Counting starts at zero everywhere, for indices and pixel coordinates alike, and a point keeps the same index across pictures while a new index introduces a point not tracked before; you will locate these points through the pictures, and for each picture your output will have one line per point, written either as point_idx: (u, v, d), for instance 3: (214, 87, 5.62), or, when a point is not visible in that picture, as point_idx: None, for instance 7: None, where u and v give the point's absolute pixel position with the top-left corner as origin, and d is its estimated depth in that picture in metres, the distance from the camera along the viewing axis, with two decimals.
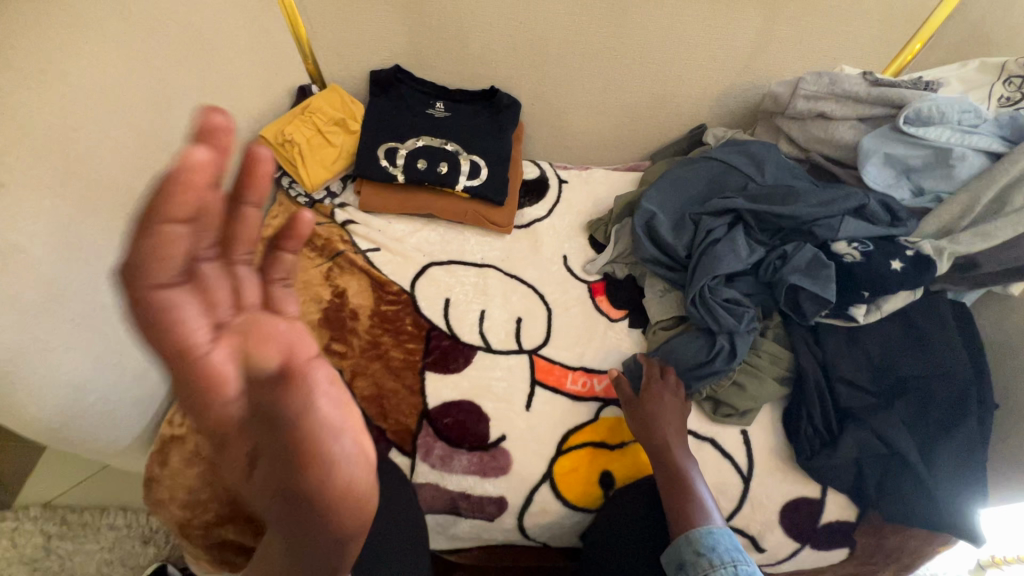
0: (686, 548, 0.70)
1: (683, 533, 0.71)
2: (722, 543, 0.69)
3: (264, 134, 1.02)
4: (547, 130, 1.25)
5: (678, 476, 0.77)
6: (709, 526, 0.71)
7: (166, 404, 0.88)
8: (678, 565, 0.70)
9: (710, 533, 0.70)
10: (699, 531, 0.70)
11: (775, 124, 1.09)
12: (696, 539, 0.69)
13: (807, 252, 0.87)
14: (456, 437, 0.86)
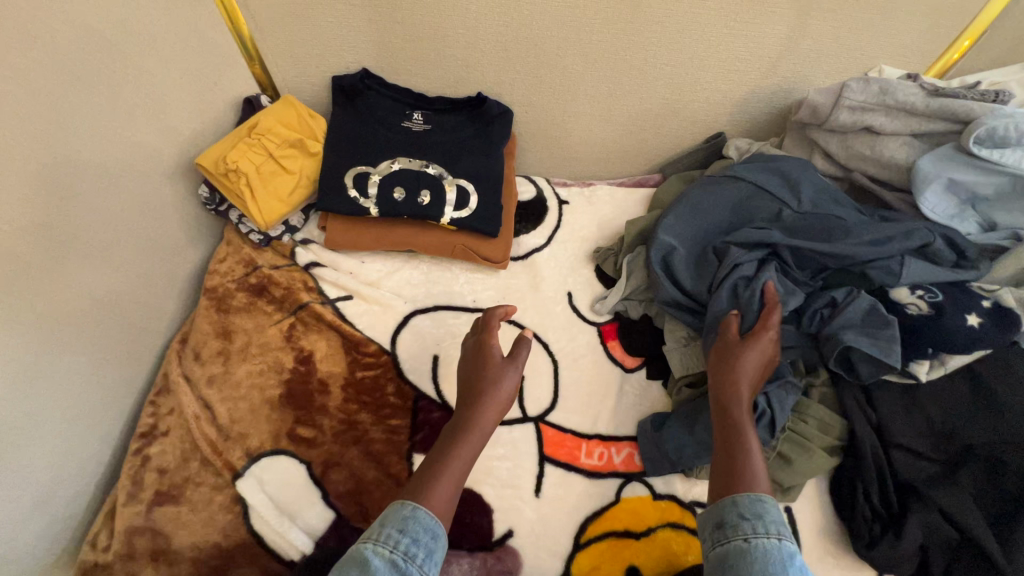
0: (730, 510, 0.56)
1: (729, 496, 0.57)
2: (775, 515, 0.55)
3: (200, 161, 0.83)
4: (543, 142, 1.08)
5: (738, 374, 0.68)
6: (760, 494, 0.56)
7: (90, 513, 0.71)
8: (716, 523, 0.56)
9: (761, 500, 0.56)
10: (753, 494, 0.57)
11: (808, 136, 0.94)
12: (743, 502, 0.56)
13: (863, 303, 0.74)
14: (453, 537, 0.72)
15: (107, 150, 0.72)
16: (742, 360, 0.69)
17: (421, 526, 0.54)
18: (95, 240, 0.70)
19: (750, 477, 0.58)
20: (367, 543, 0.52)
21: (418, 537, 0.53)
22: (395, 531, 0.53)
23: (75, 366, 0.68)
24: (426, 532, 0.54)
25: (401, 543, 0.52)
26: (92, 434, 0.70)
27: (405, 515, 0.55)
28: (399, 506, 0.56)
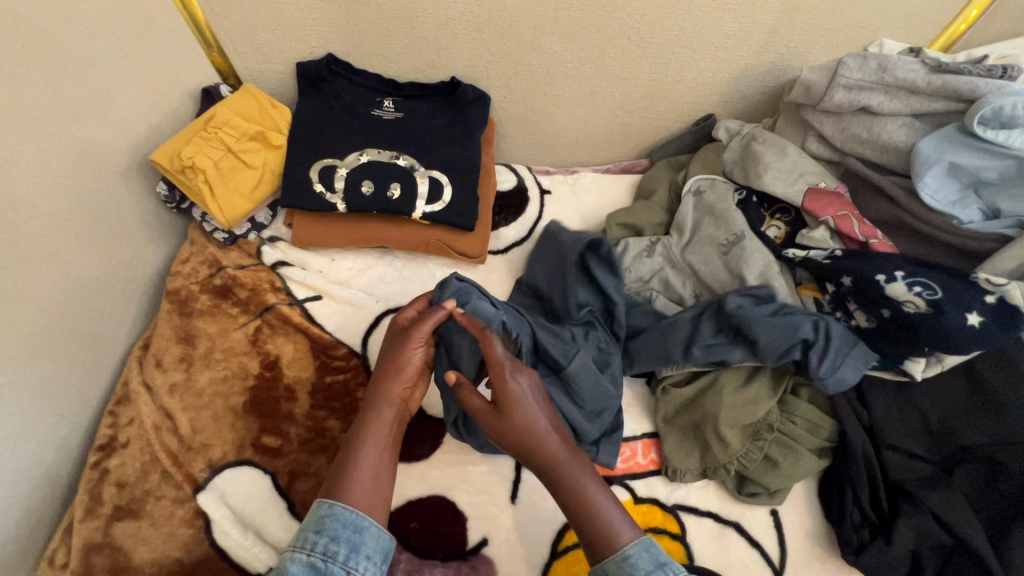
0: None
1: (597, 566, 0.56)
2: (643, 563, 0.54)
3: (154, 157, 0.79)
4: (523, 128, 1.03)
5: (535, 435, 0.59)
6: (625, 551, 0.55)
7: (51, 527, 0.69)
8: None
9: (626, 560, 0.54)
10: (615, 558, 0.55)
11: (802, 118, 0.89)
12: (613, 570, 0.54)
13: (837, 330, 0.73)
14: (425, 546, 0.69)
15: (50, 149, 0.68)
16: (504, 424, 0.59)
17: (340, 523, 0.54)
18: (40, 245, 0.67)
19: (611, 540, 0.56)
20: (290, 551, 0.53)
21: (336, 533, 0.54)
22: (315, 533, 0.54)
23: (26, 379, 0.65)
24: (346, 527, 0.54)
25: (320, 544, 0.53)
26: (48, 448, 0.68)
27: (321, 515, 0.55)
28: (319, 504, 0.56)
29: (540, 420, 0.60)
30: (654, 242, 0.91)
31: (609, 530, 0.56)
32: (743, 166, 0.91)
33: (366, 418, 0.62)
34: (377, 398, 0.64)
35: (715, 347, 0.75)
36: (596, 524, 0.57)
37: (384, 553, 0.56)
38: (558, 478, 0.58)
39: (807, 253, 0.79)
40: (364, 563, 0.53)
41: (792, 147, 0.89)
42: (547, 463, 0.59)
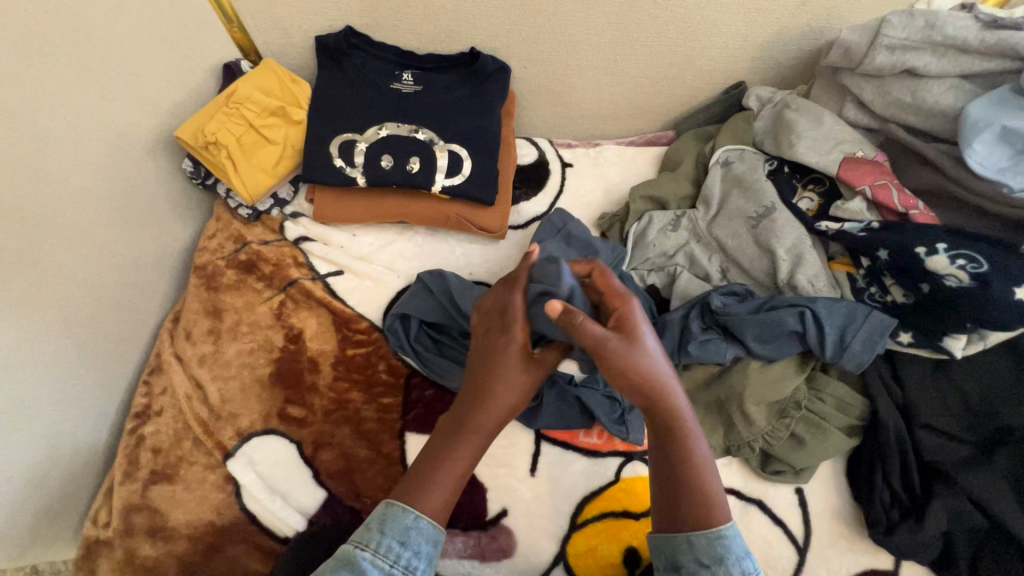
0: (686, 552, 0.52)
1: (685, 535, 0.52)
2: (724, 553, 0.51)
3: (180, 134, 0.80)
4: (545, 100, 1.00)
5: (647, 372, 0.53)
6: (720, 529, 0.51)
7: (93, 488, 0.73)
8: (671, 566, 0.52)
9: (721, 539, 0.51)
10: (709, 534, 0.51)
11: (841, 83, 0.84)
12: (703, 545, 0.51)
13: (865, 312, 0.71)
14: (446, 516, 0.71)
15: (79, 126, 0.69)
16: (613, 348, 0.53)
17: (422, 538, 0.51)
18: (74, 220, 0.69)
19: (710, 502, 0.52)
20: (370, 556, 0.49)
21: (419, 548, 0.50)
22: (397, 544, 0.50)
23: (63, 348, 0.68)
24: (427, 542, 0.51)
25: (402, 558, 0.49)
26: (87, 414, 0.71)
27: (406, 527, 0.50)
28: (400, 510, 0.51)
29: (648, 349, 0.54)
30: (679, 216, 0.88)
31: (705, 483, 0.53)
32: (775, 135, 0.88)
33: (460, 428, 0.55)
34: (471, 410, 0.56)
35: (707, 344, 0.74)
36: (688, 478, 0.53)
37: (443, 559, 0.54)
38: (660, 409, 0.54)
39: (842, 226, 0.76)
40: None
41: (828, 114, 0.84)
42: (659, 397, 0.54)
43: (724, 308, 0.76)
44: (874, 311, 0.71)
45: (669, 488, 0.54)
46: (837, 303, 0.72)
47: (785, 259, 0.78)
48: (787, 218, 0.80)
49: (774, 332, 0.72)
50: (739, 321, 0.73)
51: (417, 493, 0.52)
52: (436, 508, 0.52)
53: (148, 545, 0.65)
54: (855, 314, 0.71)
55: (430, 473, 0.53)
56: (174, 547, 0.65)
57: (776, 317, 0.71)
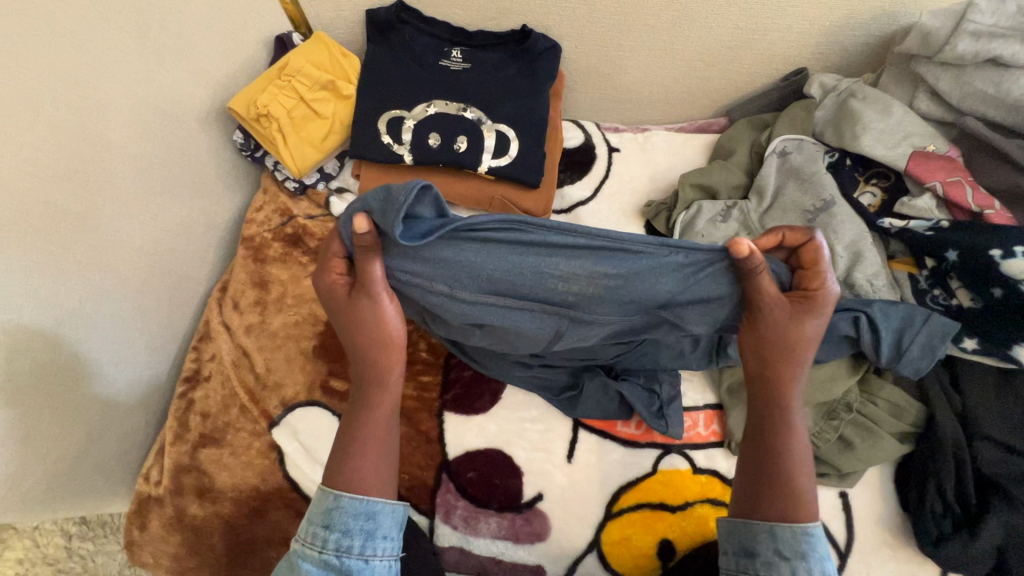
0: (765, 542, 0.53)
1: (766, 525, 0.53)
2: (803, 548, 0.51)
3: (232, 105, 0.81)
4: (594, 81, 0.98)
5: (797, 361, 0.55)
6: (809, 526, 0.52)
7: (145, 447, 0.76)
8: (745, 551, 0.54)
9: (804, 534, 0.52)
10: (795, 528, 0.52)
11: (914, 72, 0.79)
12: (784, 538, 0.52)
13: (926, 319, 0.68)
14: (482, 496, 0.71)
15: (139, 95, 0.71)
16: (789, 324, 0.54)
17: (349, 515, 0.53)
18: (131, 187, 0.71)
19: (800, 499, 0.53)
20: (301, 545, 0.53)
21: (348, 525, 0.53)
22: (323, 526, 0.53)
23: (122, 311, 0.70)
24: (357, 517, 0.53)
25: (333, 539, 0.52)
26: (142, 376, 0.74)
27: (328, 509, 0.53)
28: (322, 495, 0.54)
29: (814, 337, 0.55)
30: (730, 207, 0.85)
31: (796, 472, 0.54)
32: (836, 126, 0.84)
33: (368, 393, 0.59)
34: (374, 371, 0.59)
35: None
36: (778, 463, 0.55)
37: (399, 525, 0.56)
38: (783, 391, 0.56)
39: (907, 224, 0.73)
40: (383, 544, 0.54)
41: (898, 105, 0.79)
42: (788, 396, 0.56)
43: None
44: (934, 314, 0.68)
45: (763, 477, 0.55)
46: (893, 305, 0.69)
47: (842, 256, 0.75)
48: (848, 214, 0.77)
49: (820, 333, 0.70)
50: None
51: (340, 469, 0.55)
52: (360, 483, 0.55)
53: (198, 505, 0.68)
54: (913, 318, 0.68)
55: (353, 438, 0.57)
56: (221, 508, 0.68)
57: (824, 321, 0.69)
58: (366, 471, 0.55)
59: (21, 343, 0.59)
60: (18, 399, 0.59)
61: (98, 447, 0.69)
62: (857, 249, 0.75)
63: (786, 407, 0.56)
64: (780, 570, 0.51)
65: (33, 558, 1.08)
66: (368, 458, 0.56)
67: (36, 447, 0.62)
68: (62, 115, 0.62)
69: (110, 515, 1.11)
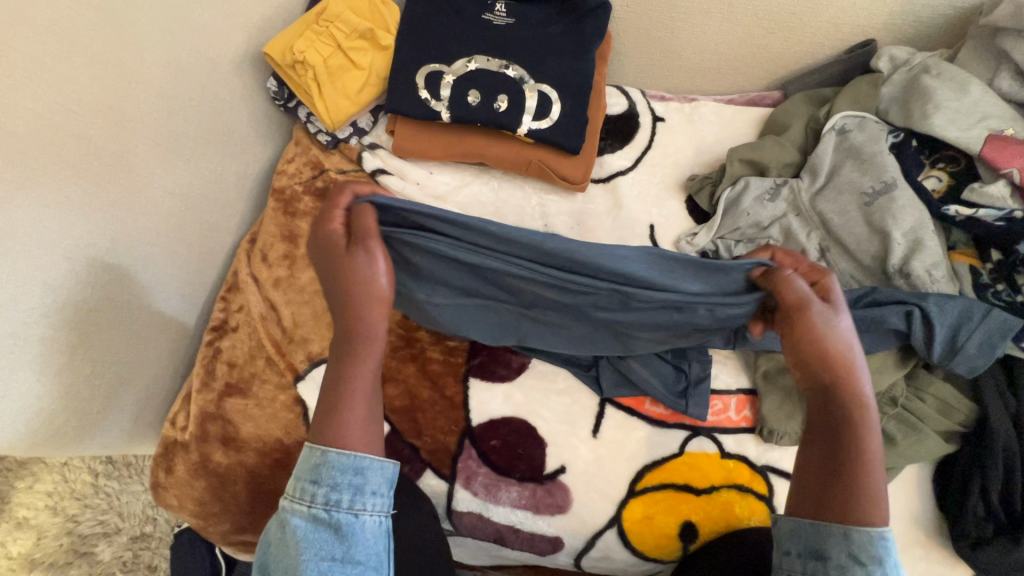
0: (835, 546, 0.49)
1: (839, 528, 0.49)
2: (874, 555, 0.48)
3: (268, 51, 0.79)
4: (643, 45, 0.93)
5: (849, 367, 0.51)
6: (882, 529, 0.48)
7: (171, 393, 0.76)
8: (813, 554, 0.50)
9: (882, 539, 0.48)
10: (872, 531, 0.48)
11: (999, 47, 0.73)
12: (859, 542, 0.48)
13: (990, 318, 0.63)
14: (505, 465, 0.70)
15: (174, 33, 0.69)
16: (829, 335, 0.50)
17: (338, 470, 0.50)
18: (169, 128, 0.69)
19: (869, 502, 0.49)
20: (290, 502, 0.51)
21: (336, 481, 0.50)
22: (310, 481, 0.50)
23: (155, 257, 0.69)
24: (345, 472, 0.50)
25: (319, 495, 0.50)
26: (173, 325, 0.73)
27: (315, 465, 0.51)
28: (308, 453, 0.51)
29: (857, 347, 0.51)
30: (779, 184, 0.81)
31: (863, 490, 0.49)
32: (904, 104, 0.78)
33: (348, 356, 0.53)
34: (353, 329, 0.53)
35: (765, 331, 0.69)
36: (869, 487, 0.49)
37: (390, 481, 0.53)
38: (838, 411, 0.50)
39: (976, 212, 0.69)
40: (374, 501, 0.51)
41: (976, 83, 0.73)
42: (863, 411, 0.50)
43: None
44: (993, 310, 0.64)
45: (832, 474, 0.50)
46: (950, 299, 0.65)
47: (900, 243, 0.70)
48: (912, 200, 0.72)
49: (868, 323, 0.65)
50: None
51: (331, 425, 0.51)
52: (348, 437, 0.51)
53: (223, 453, 0.69)
54: (971, 313, 0.64)
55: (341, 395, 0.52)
56: (245, 458, 0.69)
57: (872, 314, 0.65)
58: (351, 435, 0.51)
59: (53, 281, 0.59)
60: (47, 337, 0.59)
61: (126, 393, 0.69)
62: (921, 239, 0.70)
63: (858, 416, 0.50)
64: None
65: (62, 492, 1.12)
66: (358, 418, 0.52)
67: (66, 387, 0.62)
68: (96, 48, 0.61)
69: (134, 456, 1.14)
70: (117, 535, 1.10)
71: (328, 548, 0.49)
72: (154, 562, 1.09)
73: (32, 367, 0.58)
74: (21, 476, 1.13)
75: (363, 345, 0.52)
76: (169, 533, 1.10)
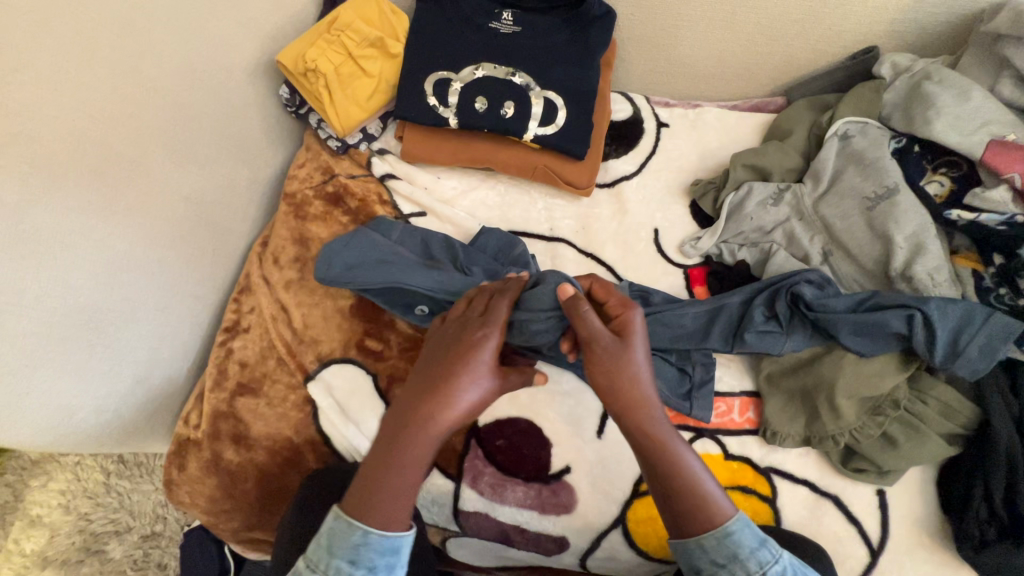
0: (701, 555, 0.50)
1: (693, 538, 0.51)
2: (744, 541, 0.49)
3: (281, 59, 0.81)
4: (647, 52, 0.94)
5: (636, 384, 0.53)
6: (727, 526, 0.50)
7: (184, 393, 0.78)
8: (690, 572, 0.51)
9: (727, 536, 0.50)
10: (716, 532, 0.50)
11: (1000, 54, 0.74)
12: (713, 547, 0.50)
13: (993, 321, 0.64)
14: (511, 464, 0.71)
15: (190, 42, 0.71)
16: (621, 356, 0.54)
17: (376, 552, 0.49)
18: (185, 134, 0.72)
19: (699, 509, 0.50)
20: (309, 573, 0.49)
21: (374, 563, 0.48)
22: (365, 549, 0.49)
23: (170, 260, 0.71)
24: (386, 552, 0.49)
25: (366, 566, 0.48)
26: (186, 328, 0.75)
27: (355, 543, 0.48)
28: (349, 528, 0.49)
29: (644, 363, 0.55)
30: (782, 189, 0.82)
31: (684, 475, 0.51)
32: (906, 110, 0.78)
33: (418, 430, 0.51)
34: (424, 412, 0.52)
35: (766, 335, 0.70)
36: (676, 478, 0.51)
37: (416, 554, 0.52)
38: (634, 438, 0.53)
39: (977, 217, 0.70)
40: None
41: (977, 89, 0.74)
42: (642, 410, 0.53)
43: (819, 300, 0.70)
44: (994, 314, 0.64)
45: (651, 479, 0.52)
46: (952, 303, 0.66)
47: (902, 247, 0.71)
48: (913, 204, 0.73)
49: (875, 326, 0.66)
50: (835, 319, 0.67)
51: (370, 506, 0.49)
52: (382, 519, 0.49)
53: (234, 451, 0.70)
54: (972, 316, 0.65)
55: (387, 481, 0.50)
56: (257, 456, 0.70)
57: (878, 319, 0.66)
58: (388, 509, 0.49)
59: (75, 281, 0.61)
60: (67, 337, 0.61)
61: (139, 394, 0.70)
62: (921, 243, 0.70)
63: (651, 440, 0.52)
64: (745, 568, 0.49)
65: (75, 491, 1.14)
66: (399, 505, 0.50)
67: (84, 386, 0.63)
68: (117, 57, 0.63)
69: (146, 456, 1.16)
70: (128, 534, 1.12)
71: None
72: (164, 561, 1.11)
73: (53, 365, 0.60)
74: (36, 475, 1.15)
75: (440, 427, 0.51)
76: (179, 532, 1.12)
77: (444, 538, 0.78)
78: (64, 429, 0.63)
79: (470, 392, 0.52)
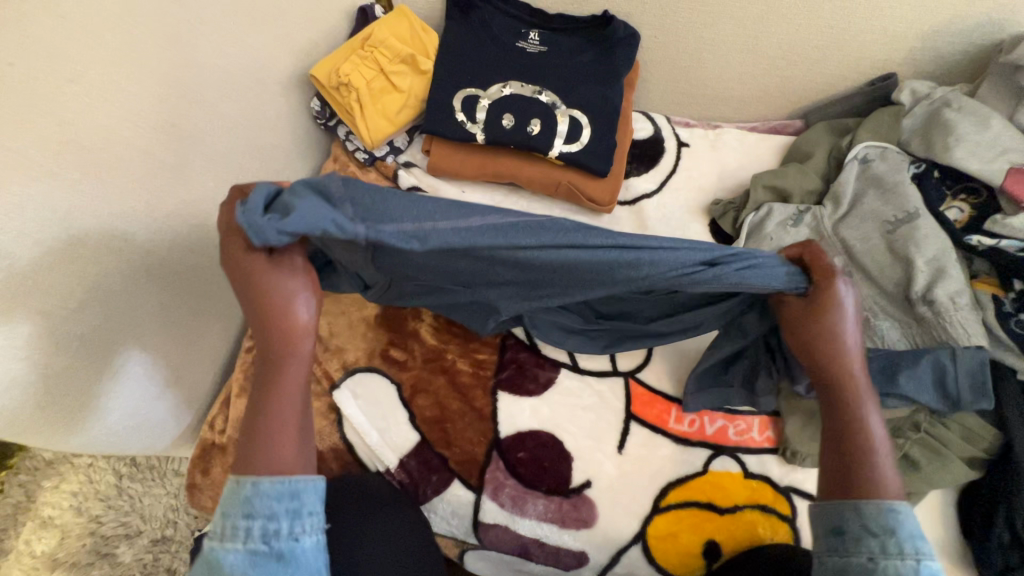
0: (852, 518, 0.51)
1: (852, 504, 0.51)
2: (910, 528, 0.49)
3: (315, 72, 0.83)
4: (669, 74, 0.97)
5: (850, 407, 0.55)
6: (893, 503, 0.50)
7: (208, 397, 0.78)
8: (833, 531, 0.52)
9: (893, 511, 0.50)
10: (880, 504, 0.50)
11: (1019, 84, 0.76)
12: (872, 513, 0.50)
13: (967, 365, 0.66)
14: (531, 477, 0.72)
15: (231, 55, 0.73)
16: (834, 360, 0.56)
17: (269, 500, 0.49)
18: (223, 143, 0.73)
19: (882, 487, 0.51)
20: (217, 541, 0.48)
21: (270, 510, 0.49)
22: (241, 517, 0.48)
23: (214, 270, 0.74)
24: (278, 500, 0.49)
25: (252, 529, 0.48)
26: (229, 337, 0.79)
27: (245, 497, 0.49)
28: (235, 485, 0.50)
29: (880, 429, 0.55)
30: (802, 211, 0.83)
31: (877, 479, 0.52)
32: (925, 137, 0.80)
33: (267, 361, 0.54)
34: (271, 347, 0.54)
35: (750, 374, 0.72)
36: (863, 473, 0.52)
37: (325, 498, 0.52)
38: (835, 424, 0.56)
39: (998, 242, 0.71)
40: (311, 521, 0.50)
41: (997, 117, 0.76)
42: (857, 424, 0.54)
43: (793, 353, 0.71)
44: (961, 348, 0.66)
45: (833, 453, 0.55)
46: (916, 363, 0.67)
47: (923, 270, 0.71)
48: (935, 228, 0.74)
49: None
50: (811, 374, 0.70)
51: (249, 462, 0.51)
52: (280, 463, 0.51)
53: None
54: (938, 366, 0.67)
55: (269, 432, 0.52)
56: None
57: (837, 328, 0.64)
58: (290, 456, 0.52)
59: (146, 291, 0.65)
60: (144, 344, 0.67)
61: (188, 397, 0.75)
62: (943, 266, 0.71)
63: (861, 433, 0.54)
64: (900, 555, 0.48)
65: (86, 493, 1.14)
66: (297, 444, 0.53)
67: (151, 388, 0.69)
68: (166, 68, 0.65)
69: (158, 459, 1.16)
70: (138, 538, 1.12)
71: (269, 567, 0.47)
72: (173, 565, 1.11)
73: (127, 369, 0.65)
74: (49, 476, 1.15)
75: (289, 343, 0.54)
76: (189, 538, 1.12)
77: (462, 550, 0.78)
78: (122, 428, 0.68)
79: (300, 310, 0.54)
